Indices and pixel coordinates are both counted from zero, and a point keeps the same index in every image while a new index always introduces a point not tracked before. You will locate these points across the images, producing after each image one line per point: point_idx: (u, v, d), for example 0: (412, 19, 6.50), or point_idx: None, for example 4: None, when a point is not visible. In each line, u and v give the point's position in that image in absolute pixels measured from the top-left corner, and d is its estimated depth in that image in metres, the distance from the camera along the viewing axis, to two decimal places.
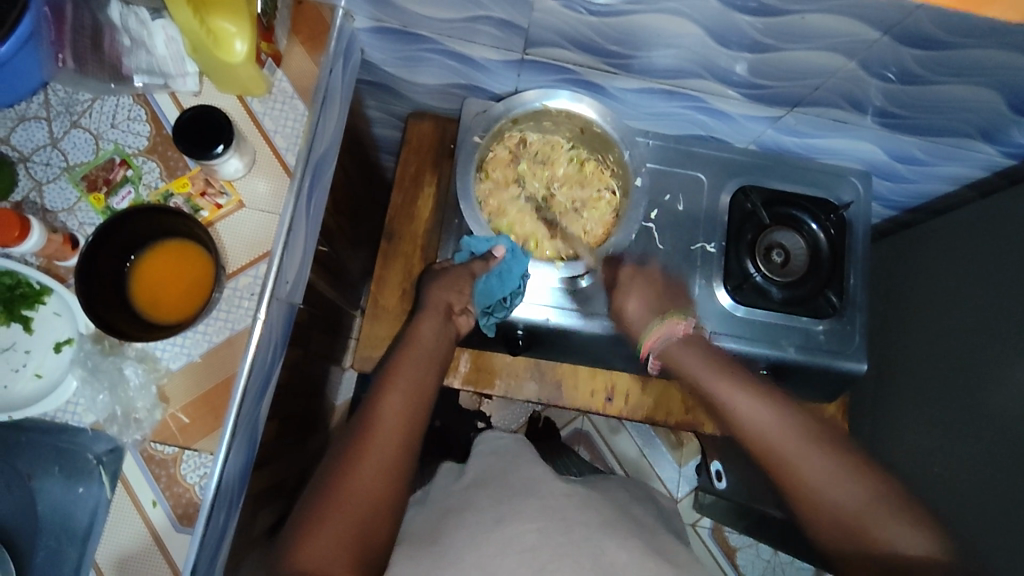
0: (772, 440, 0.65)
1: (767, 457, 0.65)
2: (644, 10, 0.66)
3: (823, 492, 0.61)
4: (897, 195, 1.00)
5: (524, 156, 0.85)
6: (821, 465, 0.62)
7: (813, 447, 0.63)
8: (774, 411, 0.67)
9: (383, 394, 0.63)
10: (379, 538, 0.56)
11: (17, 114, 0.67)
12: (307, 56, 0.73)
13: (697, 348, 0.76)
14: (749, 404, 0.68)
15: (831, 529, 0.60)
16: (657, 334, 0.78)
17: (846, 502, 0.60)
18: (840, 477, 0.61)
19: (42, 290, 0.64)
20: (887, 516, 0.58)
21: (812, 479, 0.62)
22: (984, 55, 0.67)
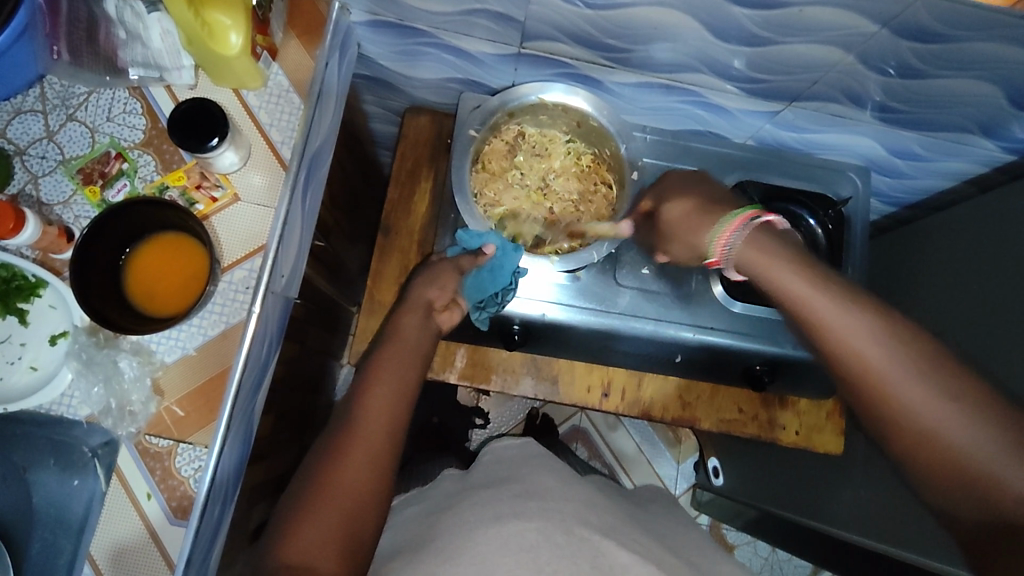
0: (878, 369, 0.54)
1: (866, 383, 0.54)
2: (641, 4, 0.66)
3: (933, 427, 0.51)
4: (896, 191, 1.00)
5: (522, 147, 0.85)
6: (930, 397, 0.52)
7: (922, 379, 0.52)
8: (881, 330, 0.54)
9: (368, 388, 0.64)
10: (369, 531, 0.56)
11: (13, 106, 0.67)
12: (303, 49, 0.72)
13: (774, 246, 0.61)
14: (849, 321, 0.55)
15: (923, 461, 0.52)
16: (730, 231, 0.63)
17: (950, 437, 0.51)
18: (956, 412, 0.51)
19: (38, 283, 0.64)
20: (1015, 463, 0.48)
21: (917, 412, 0.52)
22: (983, 48, 0.66)
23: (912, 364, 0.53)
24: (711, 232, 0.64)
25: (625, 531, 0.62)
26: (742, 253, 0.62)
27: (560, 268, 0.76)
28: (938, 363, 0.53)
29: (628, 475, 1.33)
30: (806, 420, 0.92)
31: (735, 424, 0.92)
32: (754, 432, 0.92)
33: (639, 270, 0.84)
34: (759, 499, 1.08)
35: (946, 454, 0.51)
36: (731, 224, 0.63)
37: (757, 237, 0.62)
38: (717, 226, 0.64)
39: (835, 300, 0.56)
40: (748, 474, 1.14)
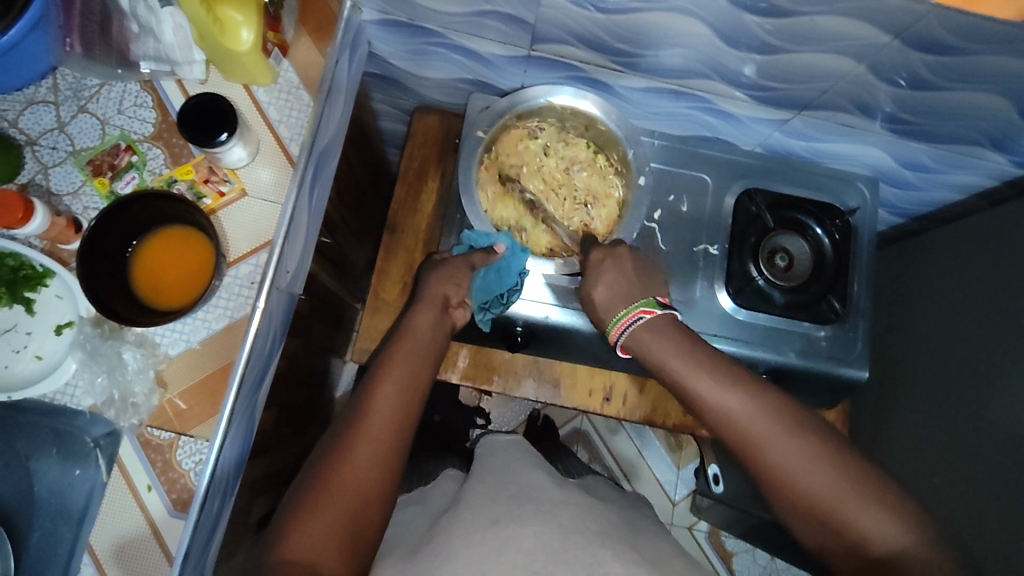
0: (736, 425, 0.60)
1: (738, 444, 0.60)
2: (651, 9, 0.66)
3: (788, 478, 0.57)
4: (904, 202, 1.00)
5: (531, 145, 0.83)
6: (786, 452, 0.58)
7: (789, 436, 0.58)
8: (751, 396, 0.61)
9: (376, 386, 0.63)
10: (373, 529, 0.56)
11: (26, 97, 0.68)
12: (314, 46, 0.73)
13: (669, 331, 0.68)
14: (716, 390, 0.62)
15: (798, 513, 0.57)
16: (621, 327, 0.71)
17: (811, 486, 0.56)
18: (803, 463, 0.57)
19: (45, 272, 0.64)
20: (847, 505, 0.55)
21: (784, 468, 0.57)
22: (995, 62, 0.66)
23: (776, 423, 0.59)
24: (610, 319, 0.73)
25: (626, 538, 0.61)
26: (636, 342, 0.70)
27: (563, 271, 0.80)
28: (793, 420, 0.59)
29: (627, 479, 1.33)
30: None
31: None
32: None
33: None
34: (757, 507, 1.08)
35: (800, 503, 0.57)
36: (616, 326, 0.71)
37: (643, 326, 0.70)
38: (612, 317, 0.72)
39: (709, 366, 0.64)
40: (749, 486, 1.12)
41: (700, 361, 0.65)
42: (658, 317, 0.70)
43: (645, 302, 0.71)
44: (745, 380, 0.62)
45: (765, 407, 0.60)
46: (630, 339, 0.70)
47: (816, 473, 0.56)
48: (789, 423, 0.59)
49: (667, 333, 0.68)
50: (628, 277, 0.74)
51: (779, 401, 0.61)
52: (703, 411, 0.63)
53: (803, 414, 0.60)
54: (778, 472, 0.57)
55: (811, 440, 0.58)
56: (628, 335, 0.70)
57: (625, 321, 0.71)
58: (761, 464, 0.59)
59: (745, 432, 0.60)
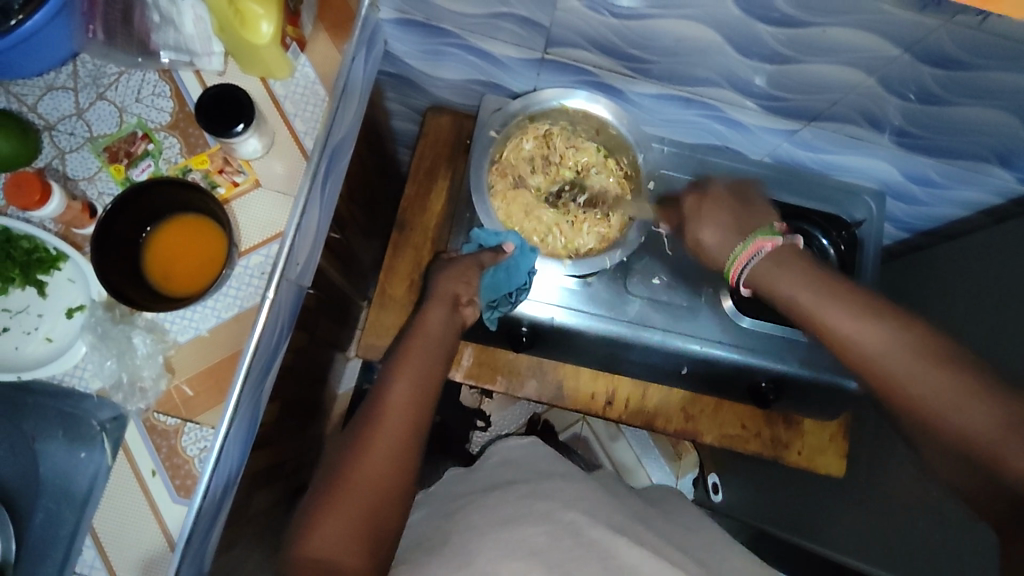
0: (875, 358, 0.55)
1: (875, 378, 0.55)
2: (666, 15, 0.66)
3: (943, 413, 0.51)
4: (910, 216, 1.00)
5: (546, 156, 0.83)
6: (940, 383, 0.51)
7: (932, 371, 0.52)
8: (888, 331, 0.55)
9: (390, 384, 0.63)
10: (390, 526, 0.57)
11: (46, 82, 0.69)
12: (331, 43, 0.74)
13: (797, 267, 0.60)
14: (860, 325, 0.56)
15: (946, 449, 0.51)
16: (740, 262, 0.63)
17: (966, 424, 0.50)
18: (964, 397, 0.50)
19: (58, 256, 0.65)
20: (1019, 447, 0.47)
21: (929, 401, 0.52)
22: (1003, 78, 0.67)
23: (931, 359, 0.53)
24: (729, 254, 0.65)
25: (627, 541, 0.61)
26: (756, 280, 0.62)
27: (572, 272, 0.78)
28: (946, 354, 0.53)
29: None
30: (808, 440, 0.94)
31: (736, 441, 0.94)
32: (755, 449, 0.94)
33: (651, 280, 0.84)
34: (757, 518, 1.08)
35: (958, 444, 0.50)
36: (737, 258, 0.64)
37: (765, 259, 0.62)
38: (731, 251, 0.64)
39: (842, 298, 0.58)
40: (753, 496, 1.12)
41: (838, 293, 0.58)
42: (782, 247, 0.62)
43: (763, 233, 0.63)
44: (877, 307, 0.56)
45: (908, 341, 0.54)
46: (751, 277, 0.63)
47: (971, 411, 0.50)
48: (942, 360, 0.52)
49: (794, 271, 0.61)
50: (739, 204, 0.67)
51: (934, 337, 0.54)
52: (835, 346, 0.58)
53: (963, 352, 0.53)
54: (930, 410, 0.52)
55: (966, 378, 0.51)
56: (754, 268, 0.62)
57: (744, 258, 0.63)
58: (903, 401, 0.53)
59: (883, 364, 0.55)
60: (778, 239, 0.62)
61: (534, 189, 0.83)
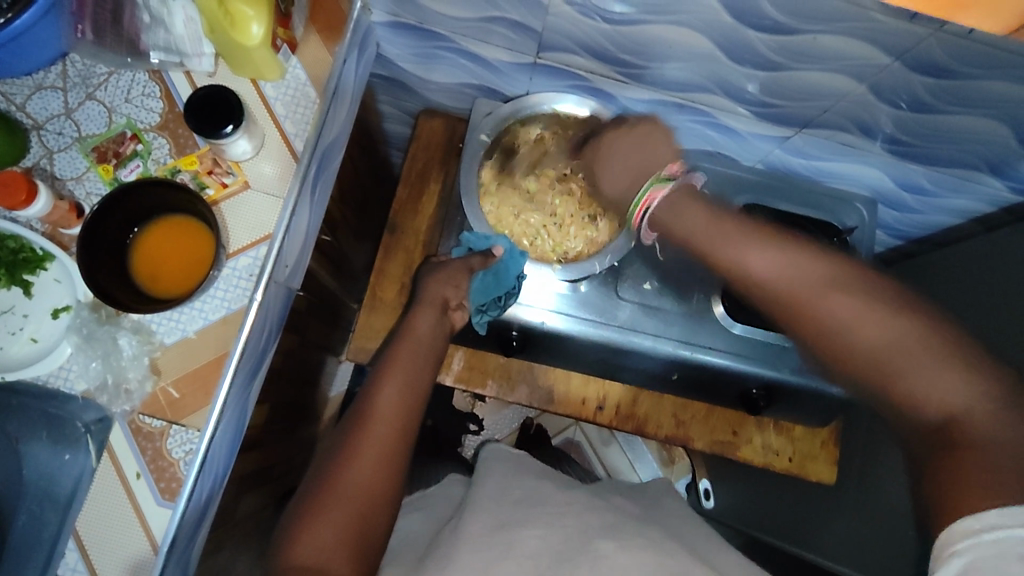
0: (782, 287, 0.56)
1: (782, 306, 0.57)
2: (657, 21, 0.66)
3: (843, 335, 0.53)
4: (903, 224, 1.00)
5: (535, 159, 0.83)
6: (840, 305, 0.53)
7: (836, 292, 0.54)
8: (788, 259, 0.57)
9: (379, 387, 0.63)
10: (378, 530, 0.57)
11: (35, 82, 0.69)
12: (323, 45, 0.73)
13: (698, 205, 0.64)
14: (764, 258, 0.58)
15: (855, 368, 0.53)
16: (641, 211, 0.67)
17: (872, 339, 0.51)
18: (862, 317, 0.52)
19: (45, 256, 0.65)
20: (916, 361, 0.49)
21: (837, 322, 0.53)
22: (993, 87, 0.67)
23: (832, 283, 0.54)
24: (633, 199, 0.69)
25: None
26: (659, 226, 0.66)
27: (561, 277, 0.78)
28: (846, 278, 0.54)
29: None
30: (799, 447, 0.94)
31: (726, 446, 0.94)
32: (747, 455, 0.94)
33: (642, 285, 0.83)
34: (751, 525, 1.08)
35: (858, 362, 0.52)
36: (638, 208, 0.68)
37: (669, 208, 0.65)
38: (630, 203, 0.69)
39: (749, 234, 0.59)
40: (747, 503, 1.13)
41: (738, 227, 0.60)
42: (674, 191, 0.66)
43: (657, 180, 0.67)
44: (780, 241, 0.58)
45: (808, 266, 0.56)
46: (658, 218, 0.66)
47: (870, 330, 0.51)
48: (844, 284, 0.54)
49: (698, 210, 0.63)
50: (636, 149, 0.71)
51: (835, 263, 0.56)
52: (742, 281, 0.59)
53: (863, 275, 0.54)
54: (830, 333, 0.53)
55: (866, 299, 0.52)
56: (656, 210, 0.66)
57: (643, 204, 0.67)
58: (808, 326, 0.55)
59: (790, 290, 0.56)
60: (670, 184, 0.66)
61: (523, 190, 0.83)
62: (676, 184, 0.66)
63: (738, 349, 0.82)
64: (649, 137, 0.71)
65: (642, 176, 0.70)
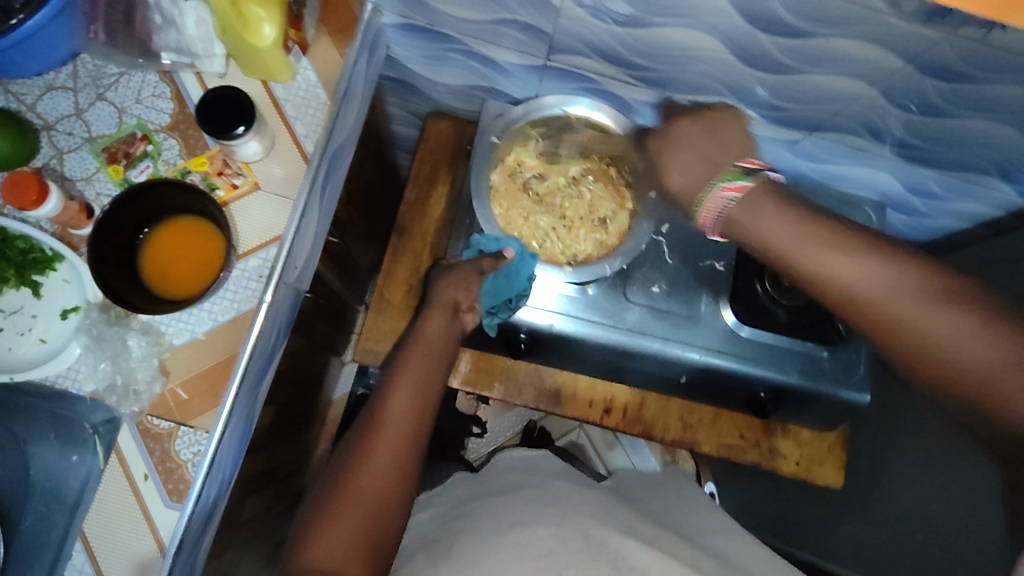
0: (875, 301, 0.52)
1: (871, 321, 0.52)
2: (669, 24, 0.66)
3: (939, 354, 0.50)
4: (911, 227, 1.00)
5: (547, 165, 0.84)
6: (939, 323, 0.50)
7: (938, 308, 0.50)
8: (884, 270, 0.51)
9: (391, 389, 0.63)
10: (390, 533, 0.56)
11: (45, 82, 0.69)
12: (333, 46, 0.73)
13: (775, 204, 0.55)
14: (857, 270, 0.52)
15: (951, 385, 0.51)
16: (715, 202, 0.57)
17: (975, 359, 0.49)
18: (964, 335, 0.49)
19: (54, 256, 0.64)
20: (1022, 382, 0.48)
21: (940, 341, 0.50)
22: (1006, 92, 0.67)
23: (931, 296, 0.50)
24: (695, 201, 0.59)
25: None
26: (734, 232, 0.57)
27: (571, 279, 0.77)
28: (944, 287, 0.51)
29: None
30: (807, 451, 0.93)
31: (734, 450, 0.93)
32: (754, 459, 0.93)
33: (650, 288, 0.83)
34: (757, 530, 1.08)
35: (955, 380, 0.50)
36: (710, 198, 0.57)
37: (740, 207, 0.56)
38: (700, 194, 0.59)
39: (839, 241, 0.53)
40: (754, 506, 1.12)
41: (821, 231, 0.53)
42: (751, 189, 0.56)
43: (729, 176, 0.57)
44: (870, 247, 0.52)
45: (904, 278, 0.51)
46: (724, 224, 0.57)
47: (971, 350, 0.49)
48: (941, 297, 0.50)
49: (769, 209, 0.55)
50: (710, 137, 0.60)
51: (931, 269, 0.52)
52: (823, 292, 0.54)
53: (959, 281, 0.51)
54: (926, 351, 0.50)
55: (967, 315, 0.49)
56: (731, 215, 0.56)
57: (712, 203, 0.57)
58: (902, 343, 0.52)
59: (884, 307, 0.51)
60: (746, 180, 0.56)
61: (536, 196, 0.83)
62: (754, 183, 0.56)
63: (747, 353, 0.82)
64: (717, 130, 0.60)
65: (712, 170, 0.58)
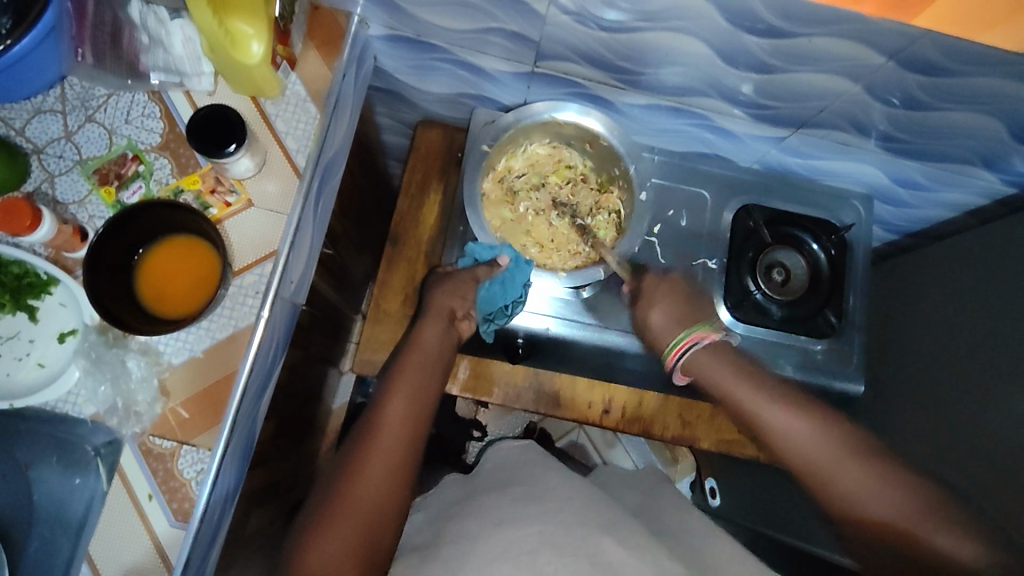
0: (782, 437, 0.67)
1: (773, 442, 0.68)
2: (654, 28, 0.67)
3: (853, 504, 0.61)
4: (898, 218, 1.01)
5: (535, 172, 0.84)
6: (848, 478, 0.62)
7: (846, 462, 0.62)
8: (796, 417, 0.67)
9: (387, 399, 0.64)
10: (386, 540, 0.57)
11: (33, 106, 0.68)
12: (322, 60, 0.74)
13: (727, 362, 0.73)
14: (783, 416, 0.68)
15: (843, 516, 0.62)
16: (677, 353, 0.75)
17: (874, 508, 0.59)
18: (865, 484, 0.60)
19: (49, 280, 0.64)
20: (928, 537, 0.56)
21: (826, 464, 0.63)
22: (986, 83, 0.68)
23: (844, 452, 0.63)
24: (670, 341, 0.76)
25: None
26: (692, 366, 0.75)
27: (567, 285, 0.78)
28: (843, 442, 0.64)
29: None
30: None
31: (733, 445, 0.94)
32: (753, 454, 0.94)
33: None
34: (756, 523, 1.09)
35: (862, 528, 0.60)
36: (672, 353, 0.76)
37: (711, 349, 0.74)
38: (667, 342, 0.76)
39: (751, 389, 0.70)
40: (753, 499, 1.13)
41: (767, 391, 0.70)
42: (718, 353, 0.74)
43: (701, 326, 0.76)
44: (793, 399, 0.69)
45: (812, 431, 0.65)
46: (689, 363, 0.75)
47: (886, 499, 0.59)
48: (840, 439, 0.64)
49: (711, 354, 0.74)
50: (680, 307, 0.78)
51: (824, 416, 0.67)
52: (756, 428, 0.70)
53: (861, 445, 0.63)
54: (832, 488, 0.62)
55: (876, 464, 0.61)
56: (686, 359, 0.75)
57: (688, 341, 0.75)
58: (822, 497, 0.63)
59: (788, 442, 0.66)
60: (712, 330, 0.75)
61: (527, 204, 0.84)
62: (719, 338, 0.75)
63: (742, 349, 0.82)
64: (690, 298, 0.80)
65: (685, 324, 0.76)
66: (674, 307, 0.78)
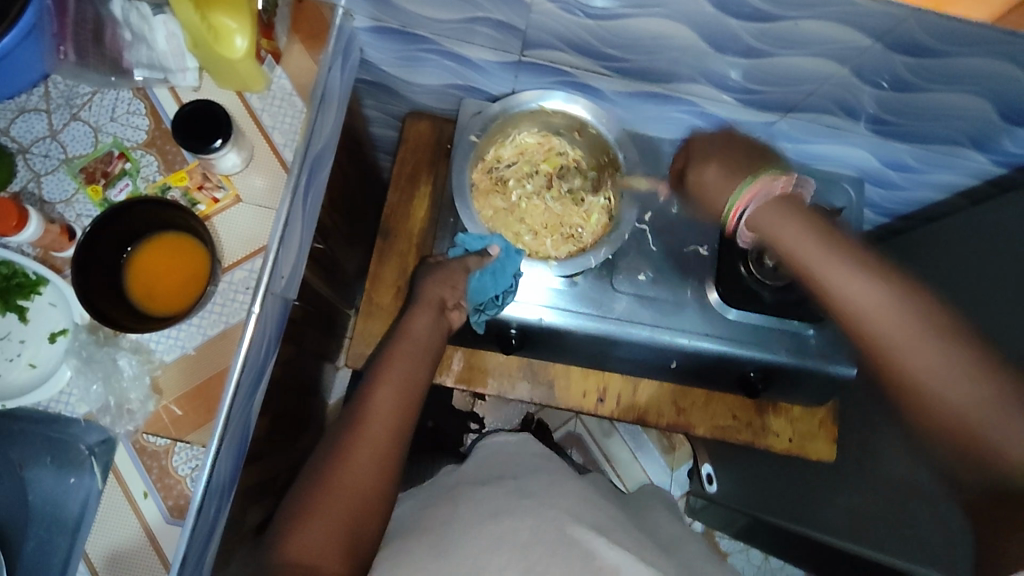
0: (867, 314, 0.56)
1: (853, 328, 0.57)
2: (639, 15, 0.67)
3: (935, 391, 0.53)
4: (889, 201, 1.01)
5: (526, 161, 0.84)
6: (928, 362, 0.53)
7: (936, 348, 0.53)
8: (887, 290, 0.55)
9: (375, 388, 0.64)
10: (370, 530, 0.57)
11: (18, 105, 0.68)
12: (307, 53, 0.73)
13: (801, 215, 0.60)
14: (864, 288, 0.56)
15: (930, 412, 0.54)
16: (745, 201, 0.63)
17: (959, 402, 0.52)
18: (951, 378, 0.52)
19: (38, 280, 0.64)
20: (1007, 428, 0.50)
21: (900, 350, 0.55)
22: (973, 64, 0.68)
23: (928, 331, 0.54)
24: (727, 200, 0.65)
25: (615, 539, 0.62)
26: (758, 222, 0.63)
27: (558, 273, 0.78)
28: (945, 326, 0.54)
29: (623, 483, 1.33)
30: (798, 427, 0.95)
31: (728, 431, 0.95)
32: (747, 438, 0.95)
33: (636, 276, 0.84)
34: (752, 507, 1.10)
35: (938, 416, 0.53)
36: (747, 191, 0.63)
37: (782, 200, 0.62)
38: (735, 190, 0.64)
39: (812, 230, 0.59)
40: (747, 484, 1.14)
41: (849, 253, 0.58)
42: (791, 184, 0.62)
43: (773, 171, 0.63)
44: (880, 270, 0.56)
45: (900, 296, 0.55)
46: (757, 215, 0.62)
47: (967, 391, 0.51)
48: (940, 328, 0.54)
49: (792, 217, 0.61)
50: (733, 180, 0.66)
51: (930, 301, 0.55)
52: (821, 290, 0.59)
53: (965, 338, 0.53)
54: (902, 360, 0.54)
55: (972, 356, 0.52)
56: (754, 212, 0.62)
57: (754, 191, 0.62)
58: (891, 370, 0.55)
59: (870, 322, 0.56)
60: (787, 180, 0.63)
61: (517, 192, 0.83)
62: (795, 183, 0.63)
63: (733, 334, 0.83)
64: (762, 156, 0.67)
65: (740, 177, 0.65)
66: (736, 165, 0.66)
